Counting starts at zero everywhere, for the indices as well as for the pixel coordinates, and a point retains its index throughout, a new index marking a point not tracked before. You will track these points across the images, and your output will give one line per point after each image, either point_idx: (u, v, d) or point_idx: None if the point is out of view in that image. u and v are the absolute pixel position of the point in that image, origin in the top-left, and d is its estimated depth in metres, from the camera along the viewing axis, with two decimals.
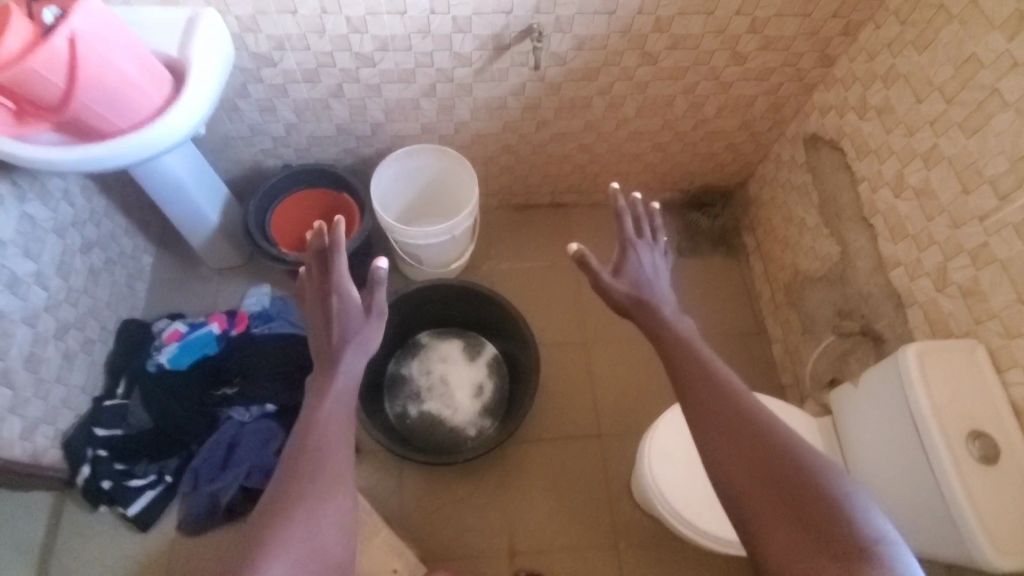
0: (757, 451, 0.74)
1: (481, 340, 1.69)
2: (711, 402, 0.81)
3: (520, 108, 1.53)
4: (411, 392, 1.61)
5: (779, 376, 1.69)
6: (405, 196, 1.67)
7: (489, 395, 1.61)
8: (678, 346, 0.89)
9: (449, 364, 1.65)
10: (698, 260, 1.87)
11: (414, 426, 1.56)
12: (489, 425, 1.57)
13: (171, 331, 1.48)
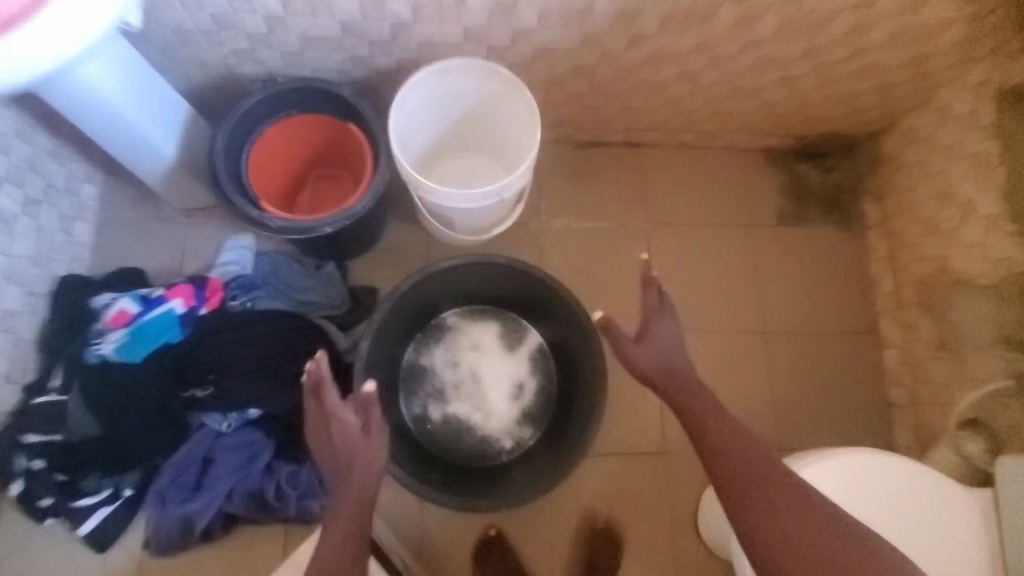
0: (799, 517, 0.82)
1: (522, 324, 1.34)
2: (751, 468, 0.87)
3: (611, 13, 1.04)
4: (434, 389, 1.29)
5: (886, 389, 1.38)
6: (433, 130, 1.23)
7: (530, 397, 1.30)
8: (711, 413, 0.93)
9: (482, 354, 1.32)
10: (800, 231, 1.47)
11: (438, 433, 1.26)
12: (531, 435, 1.28)
13: (118, 307, 1.10)
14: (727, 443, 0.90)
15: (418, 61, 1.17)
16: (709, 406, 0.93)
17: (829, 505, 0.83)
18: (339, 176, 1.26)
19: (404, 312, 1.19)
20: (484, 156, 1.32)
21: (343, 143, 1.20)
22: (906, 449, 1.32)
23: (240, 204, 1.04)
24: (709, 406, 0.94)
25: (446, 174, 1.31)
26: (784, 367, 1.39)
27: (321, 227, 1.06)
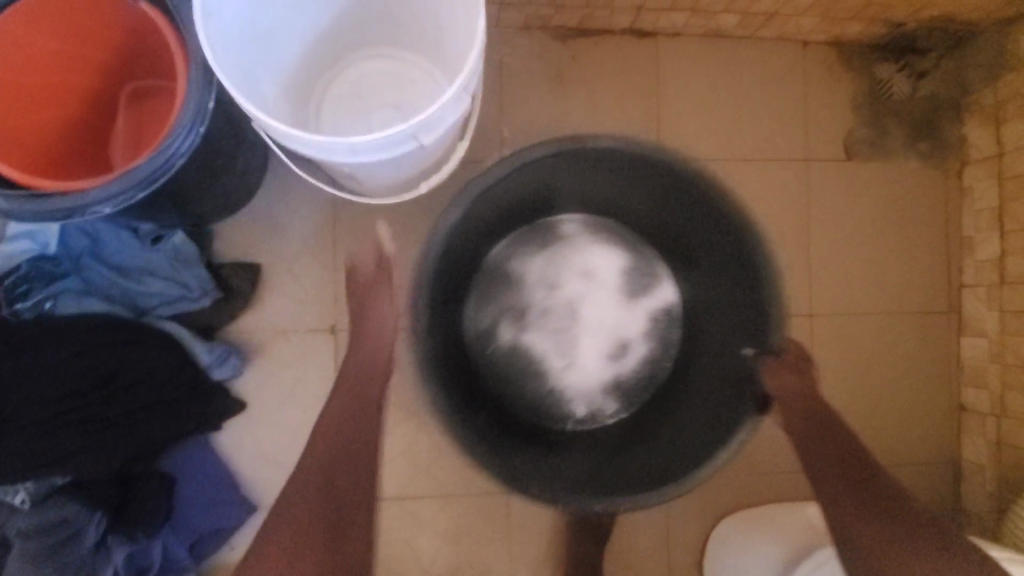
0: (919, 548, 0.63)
1: (658, 269, 0.91)
2: (858, 484, 0.66)
3: None
4: (512, 304, 0.90)
5: (959, 387, 1.04)
6: (310, 15, 0.72)
7: (632, 366, 0.90)
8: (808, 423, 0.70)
9: (591, 286, 0.91)
10: (874, 168, 1.02)
11: (496, 359, 0.89)
12: (628, 401, 0.90)
13: None
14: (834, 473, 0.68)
15: None
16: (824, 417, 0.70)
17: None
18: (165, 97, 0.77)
19: (497, 200, 0.75)
20: (412, 51, 0.82)
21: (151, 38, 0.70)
22: (975, 468, 1.02)
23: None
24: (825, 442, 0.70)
25: (353, 88, 0.82)
26: (831, 362, 1.02)
27: (92, 206, 0.60)
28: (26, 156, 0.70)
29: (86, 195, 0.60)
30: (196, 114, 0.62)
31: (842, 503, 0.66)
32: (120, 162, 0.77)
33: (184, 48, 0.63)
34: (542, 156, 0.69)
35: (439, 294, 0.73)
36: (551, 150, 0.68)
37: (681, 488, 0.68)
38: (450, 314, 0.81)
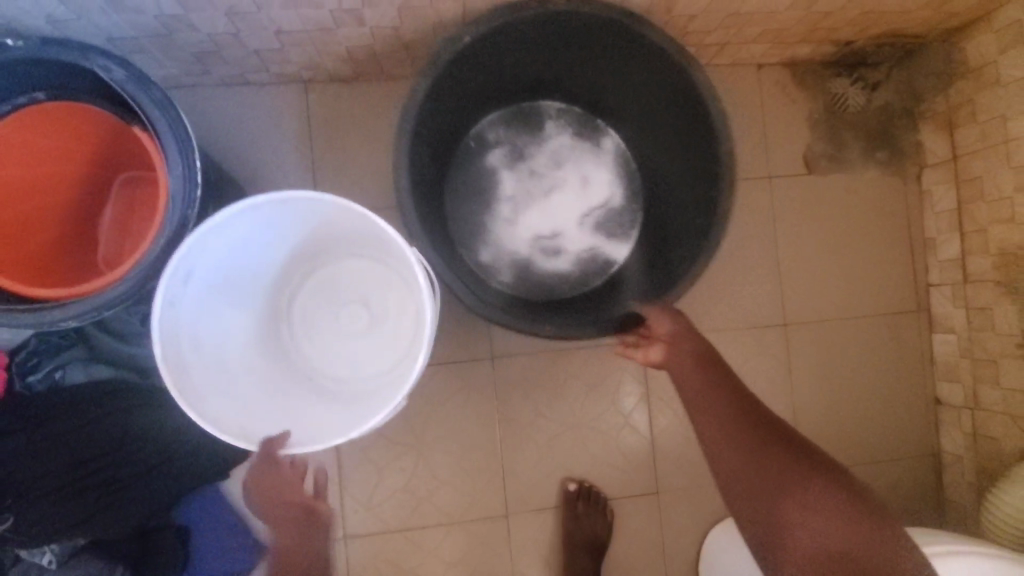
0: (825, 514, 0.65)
1: (632, 227, 0.99)
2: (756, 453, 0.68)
3: None
4: (511, 151, 0.99)
5: (934, 383, 1.08)
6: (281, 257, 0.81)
7: (558, 267, 0.98)
8: (704, 396, 0.71)
9: (582, 193, 0.99)
10: (836, 180, 1.07)
11: (463, 171, 0.98)
12: (536, 273, 0.98)
13: None
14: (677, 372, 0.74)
15: None
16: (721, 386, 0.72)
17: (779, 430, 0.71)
18: (145, 186, 0.81)
19: (545, 40, 0.82)
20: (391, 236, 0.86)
21: (134, 144, 0.76)
22: (955, 459, 1.05)
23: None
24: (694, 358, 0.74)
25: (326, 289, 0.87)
26: (808, 368, 1.06)
27: (61, 321, 0.66)
28: (15, 252, 0.73)
29: (59, 309, 0.66)
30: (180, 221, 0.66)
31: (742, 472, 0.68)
32: (105, 248, 0.82)
33: (161, 152, 0.67)
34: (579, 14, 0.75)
35: (433, 106, 0.80)
36: (597, 10, 0.74)
37: (547, 330, 0.75)
38: (447, 121, 0.89)
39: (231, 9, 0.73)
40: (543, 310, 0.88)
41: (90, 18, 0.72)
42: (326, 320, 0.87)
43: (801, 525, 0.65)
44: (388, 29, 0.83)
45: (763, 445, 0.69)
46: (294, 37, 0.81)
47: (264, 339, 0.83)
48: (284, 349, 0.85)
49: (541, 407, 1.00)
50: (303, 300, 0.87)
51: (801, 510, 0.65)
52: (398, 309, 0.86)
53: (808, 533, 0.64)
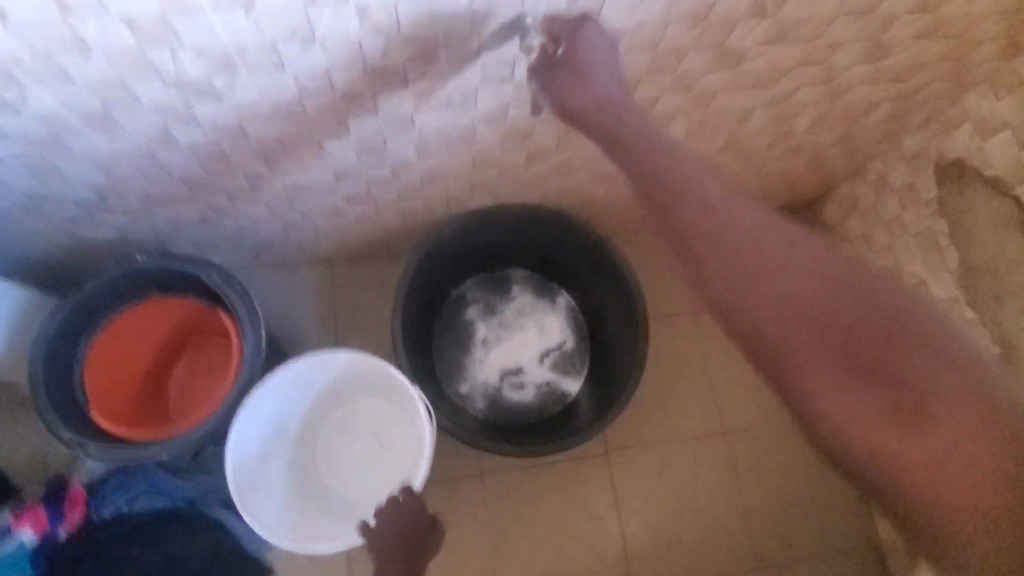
0: (911, 359, 0.58)
1: (582, 363, 1.28)
2: (834, 351, 0.60)
3: (496, 138, 0.91)
4: (486, 305, 1.30)
5: None
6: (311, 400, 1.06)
7: (522, 395, 1.26)
8: (786, 293, 0.62)
9: (540, 336, 1.29)
10: None
11: (447, 321, 1.28)
12: (506, 400, 1.25)
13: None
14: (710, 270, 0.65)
15: (292, 204, 1.01)
16: (802, 260, 0.64)
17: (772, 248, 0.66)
18: (213, 347, 1.06)
19: (509, 230, 1.18)
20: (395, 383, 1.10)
21: (212, 317, 1.02)
22: (890, 546, 1.20)
23: (72, 437, 0.85)
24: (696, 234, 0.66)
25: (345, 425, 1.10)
26: (749, 471, 1.24)
27: (153, 455, 0.87)
28: (115, 404, 0.96)
29: (151, 447, 0.87)
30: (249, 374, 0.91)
31: (809, 374, 0.60)
32: (175, 397, 1.05)
33: (239, 326, 0.94)
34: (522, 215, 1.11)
35: (425, 274, 1.14)
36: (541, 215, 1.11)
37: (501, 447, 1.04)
38: (432, 288, 1.21)
39: (288, 223, 1.08)
40: (508, 433, 1.15)
41: (189, 235, 1.06)
42: (339, 451, 1.09)
43: (858, 416, 0.57)
44: (393, 226, 1.16)
45: (848, 359, 0.59)
46: (327, 235, 1.16)
47: (286, 471, 1.05)
48: (302, 476, 1.06)
49: (523, 517, 1.17)
50: (319, 437, 1.09)
51: (867, 389, 0.58)
52: (400, 439, 1.08)
53: (882, 410, 0.57)
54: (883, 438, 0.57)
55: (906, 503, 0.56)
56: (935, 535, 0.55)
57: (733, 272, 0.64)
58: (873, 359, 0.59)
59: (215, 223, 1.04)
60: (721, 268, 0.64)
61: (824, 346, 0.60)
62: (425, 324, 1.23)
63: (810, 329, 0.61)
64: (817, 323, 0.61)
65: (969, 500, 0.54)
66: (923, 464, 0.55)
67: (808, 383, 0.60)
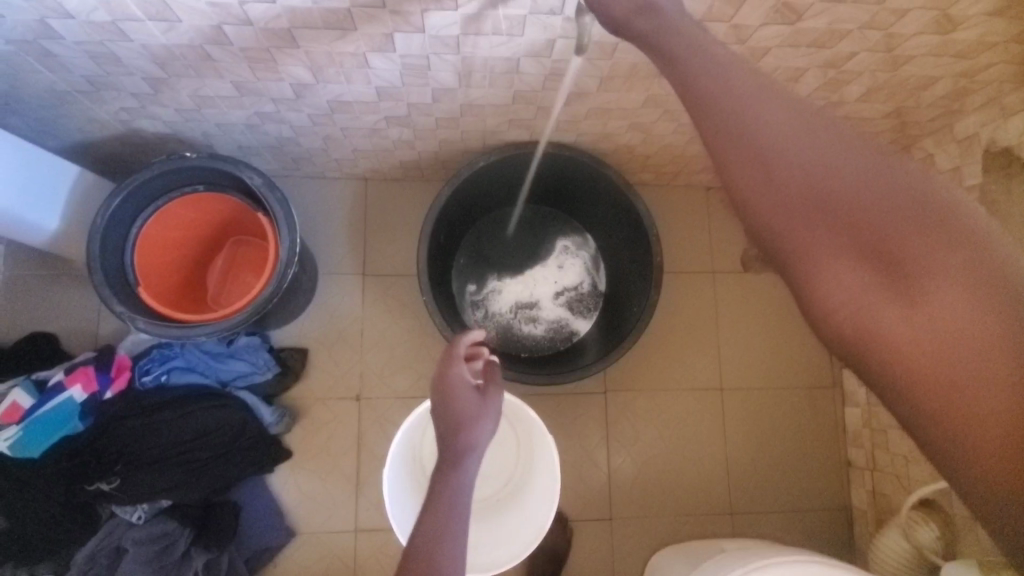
0: (933, 245, 0.48)
1: (595, 307, 1.32)
2: (857, 252, 0.50)
3: (541, 73, 0.91)
4: (505, 239, 1.33)
5: (845, 448, 1.31)
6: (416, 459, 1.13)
7: (535, 329, 1.31)
8: (813, 183, 0.51)
9: (558, 274, 1.33)
10: (764, 280, 1.35)
11: (467, 251, 1.32)
12: (517, 331, 1.30)
13: (7, 403, 1.02)
14: (731, 146, 0.53)
15: (333, 117, 1.04)
16: (843, 143, 0.52)
17: (802, 113, 0.53)
18: (252, 245, 1.14)
19: (544, 170, 1.20)
20: None
21: (251, 217, 1.09)
22: (860, 512, 1.27)
23: (124, 311, 0.93)
24: (726, 111, 0.53)
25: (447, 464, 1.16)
26: (738, 429, 1.30)
27: (193, 335, 0.96)
28: (159, 285, 1.05)
29: (192, 329, 0.95)
30: (284, 275, 0.98)
31: (832, 281, 0.51)
32: (211, 287, 1.14)
33: (277, 229, 1.00)
34: (554, 154, 1.12)
35: (452, 203, 1.17)
36: (576, 155, 1.12)
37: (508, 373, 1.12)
38: (457, 217, 1.23)
39: (328, 135, 1.11)
40: (515, 361, 1.21)
41: (233, 136, 1.10)
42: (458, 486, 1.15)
43: (880, 321, 0.50)
44: (428, 150, 1.18)
45: (873, 253, 0.50)
46: (363, 152, 1.18)
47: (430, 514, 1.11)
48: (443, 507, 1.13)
49: None
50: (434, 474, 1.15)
51: (895, 300, 0.49)
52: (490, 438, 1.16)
53: (900, 319, 0.49)
54: (887, 328, 0.49)
55: (900, 395, 0.50)
56: (954, 461, 0.48)
57: (741, 155, 0.53)
58: (908, 264, 0.49)
59: (259, 128, 1.08)
60: (744, 150, 0.52)
61: (836, 227, 0.50)
62: (448, 250, 1.27)
63: (822, 213, 0.51)
64: (832, 202, 0.50)
65: (1006, 417, 0.46)
66: (952, 373, 0.47)
67: (820, 289, 0.51)
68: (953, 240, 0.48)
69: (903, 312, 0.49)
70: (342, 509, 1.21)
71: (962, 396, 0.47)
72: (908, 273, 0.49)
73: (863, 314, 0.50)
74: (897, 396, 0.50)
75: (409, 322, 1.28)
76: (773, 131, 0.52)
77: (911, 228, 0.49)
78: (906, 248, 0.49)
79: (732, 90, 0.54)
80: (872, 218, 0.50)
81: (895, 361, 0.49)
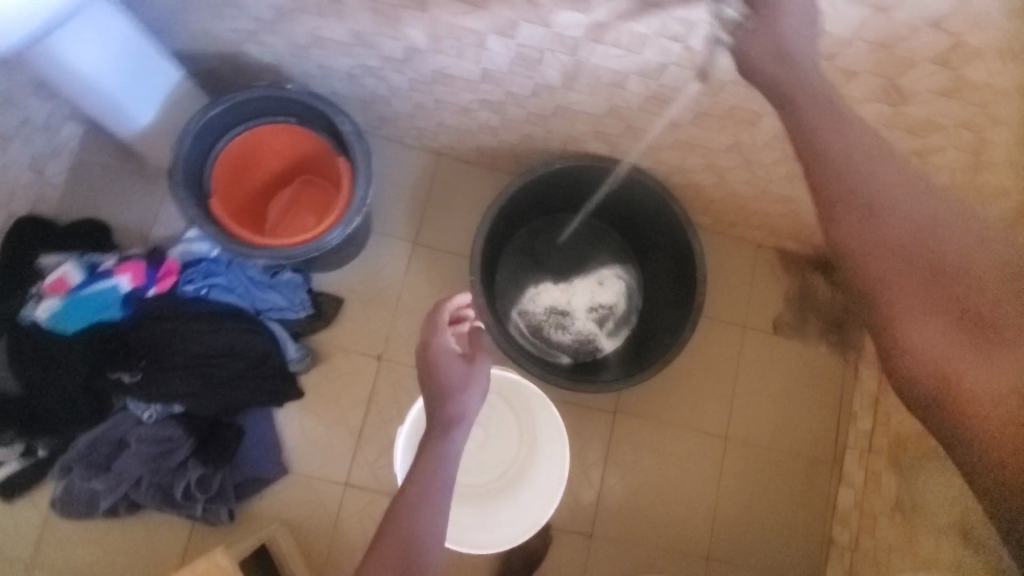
0: (1013, 307, 0.55)
1: (624, 331, 1.34)
2: (941, 302, 0.56)
3: (642, 94, 0.95)
4: (555, 244, 1.36)
5: (831, 527, 1.32)
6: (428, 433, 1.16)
7: (562, 337, 1.33)
8: (910, 236, 0.57)
9: (596, 290, 1.35)
10: (793, 346, 1.37)
11: (515, 246, 1.35)
12: (544, 334, 1.33)
13: (58, 275, 1.05)
14: (837, 189, 0.60)
15: (431, 86, 1.08)
16: (936, 205, 0.58)
17: (899, 172, 0.60)
18: (321, 186, 1.17)
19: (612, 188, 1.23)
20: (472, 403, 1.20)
21: (329, 160, 1.12)
22: None
23: (193, 215, 0.97)
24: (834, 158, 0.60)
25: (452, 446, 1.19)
26: (733, 482, 1.31)
27: (251, 256, 0.99)
28: (228, 202, 1.09)
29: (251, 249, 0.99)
30: (350, 221, 1.01)
31: (917, 327, 0.56)
32: (272, 215, 1.17)
33: (355, 177, 1.04)
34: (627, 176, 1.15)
35: (516, 196, 1.20)
36: (647, 180, 1.15)
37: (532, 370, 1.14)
38: (516, 211, 1.26)
39: (419, 103, 1.15)
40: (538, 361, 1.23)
41: (331, 82, 1.14)
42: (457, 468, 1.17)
43: (957, 369, 0.55)
44: (507, 141, 1.22)
45: (957, 307, 0.56)
46: (446, 127, 1.22)
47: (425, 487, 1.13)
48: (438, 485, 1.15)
49: None
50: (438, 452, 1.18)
51: (974, 350, 0.55)
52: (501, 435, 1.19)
53: (975, 367, 0.55)
54: (965, 377, 0.55)
55: (977, 445, 0.54)
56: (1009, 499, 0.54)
57: (850, 205, 0.59)
58: (987, 319, 0.55)
59: (358, 80, 1.12)
60: (850, 197, 0.59)
61: (925, 278, 0.57)
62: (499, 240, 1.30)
63: (915, 263, 0.57)
64: (925, 256, 0.57)
65: None
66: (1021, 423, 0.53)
67: (905, 333, 0.57)
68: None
69: (977, 362, 0.55)
70: (339, 461, 1.23)
71: (1018, 446, 0.53)
72: (984, 327, 0.55)
73: (939, 360, 0.55)
74: (963, 437, 0.55)
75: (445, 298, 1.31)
76: (877, 186, 0.59)
77: (991, 288, 0.55)
78: (986, 303, 0.55)
79: (846, 145, 0.61)
80: (958, 274, 0.56)
81: (969, 406, 0.55)
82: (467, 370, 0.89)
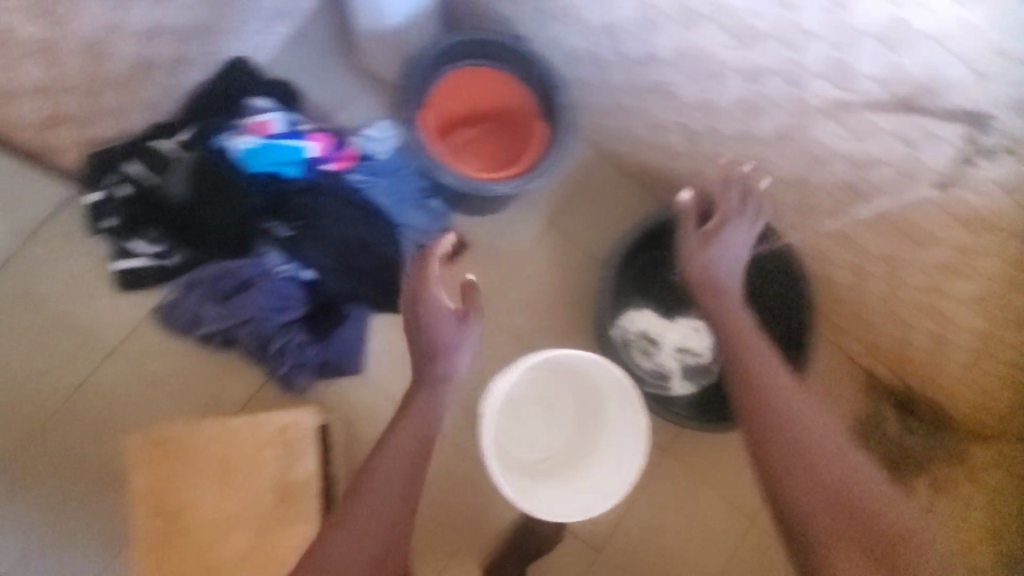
0: (915, 542, 0.73)
1: (700, 383, 1.36)
2: (856, 530, 0.74)
3: (837, 177, 1.01)
4: (674, 277, 1.37)
5: None
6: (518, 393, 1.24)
7: (644, 363, 1.36)
8: (830, 477, 0.79)
9: (692, 336, 1.36)
10: None
11: (637, 262, 1.37)
12: (630, 354, 1.35)
13: (263, 117, 1.16)
14: (769, 457, 0.83)
15: (643, 95, 1.16)
16: (857, 471, 0.80)
17: (823, 437, 0.83)
18: (506, 138, 1.25)
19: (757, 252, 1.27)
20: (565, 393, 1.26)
21: (528, 120, 1.20)
22: None
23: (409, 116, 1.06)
24: (775, 415, 0.85)
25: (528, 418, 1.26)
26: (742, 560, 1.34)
27: (437, 171, 1.08)
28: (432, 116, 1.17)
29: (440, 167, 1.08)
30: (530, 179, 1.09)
31: (833, 556, 0.74)
32: (454, 142, 1.24)
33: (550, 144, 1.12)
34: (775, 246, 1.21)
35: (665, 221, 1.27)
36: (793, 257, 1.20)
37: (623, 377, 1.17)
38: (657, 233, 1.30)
39: (619, 105, 1.23)
40: None
41: (553, 55, 1.23)
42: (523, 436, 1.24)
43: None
44: (676, 169, 1.29)
45: (867, 545, 0.73)
46: (628, 135, 1.29)
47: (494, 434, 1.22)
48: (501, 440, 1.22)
49: None
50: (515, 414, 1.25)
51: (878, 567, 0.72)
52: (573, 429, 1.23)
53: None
54: None
55: None
56: None
57: (784, 452, 0.82)
58: (891, 548, 0.73)
59: (579, 63, 1.20)
60: (785, 451, 0.82)
61: (845, 516, 0.76)
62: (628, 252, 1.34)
63: (836, 502, 0.77)
64: (843, 500, 0.77)
65: None
66: None
67: (826, 555, 0.75)
68: (919, 539, 0.74)
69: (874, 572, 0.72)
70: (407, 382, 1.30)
71: None
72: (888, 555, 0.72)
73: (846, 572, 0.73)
74: None
75: (555, 282, 1.38)
76: (813, 435, 0.83)
77: (892, 528, 0.74)
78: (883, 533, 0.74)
79: (795, 403, 0.87)
80: (864, 519, 0.75)
81: None
82: (464, 324, 0.92)
